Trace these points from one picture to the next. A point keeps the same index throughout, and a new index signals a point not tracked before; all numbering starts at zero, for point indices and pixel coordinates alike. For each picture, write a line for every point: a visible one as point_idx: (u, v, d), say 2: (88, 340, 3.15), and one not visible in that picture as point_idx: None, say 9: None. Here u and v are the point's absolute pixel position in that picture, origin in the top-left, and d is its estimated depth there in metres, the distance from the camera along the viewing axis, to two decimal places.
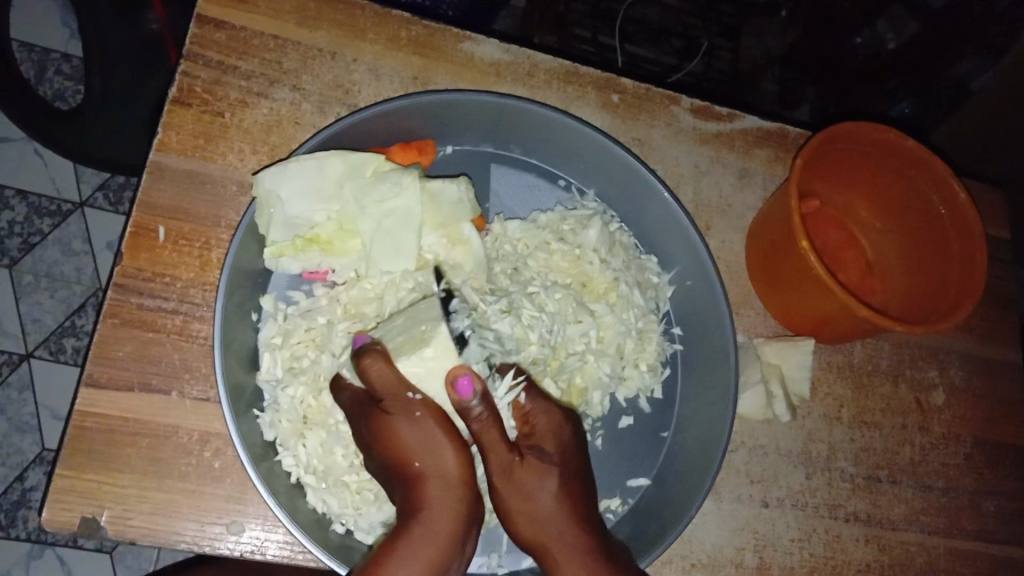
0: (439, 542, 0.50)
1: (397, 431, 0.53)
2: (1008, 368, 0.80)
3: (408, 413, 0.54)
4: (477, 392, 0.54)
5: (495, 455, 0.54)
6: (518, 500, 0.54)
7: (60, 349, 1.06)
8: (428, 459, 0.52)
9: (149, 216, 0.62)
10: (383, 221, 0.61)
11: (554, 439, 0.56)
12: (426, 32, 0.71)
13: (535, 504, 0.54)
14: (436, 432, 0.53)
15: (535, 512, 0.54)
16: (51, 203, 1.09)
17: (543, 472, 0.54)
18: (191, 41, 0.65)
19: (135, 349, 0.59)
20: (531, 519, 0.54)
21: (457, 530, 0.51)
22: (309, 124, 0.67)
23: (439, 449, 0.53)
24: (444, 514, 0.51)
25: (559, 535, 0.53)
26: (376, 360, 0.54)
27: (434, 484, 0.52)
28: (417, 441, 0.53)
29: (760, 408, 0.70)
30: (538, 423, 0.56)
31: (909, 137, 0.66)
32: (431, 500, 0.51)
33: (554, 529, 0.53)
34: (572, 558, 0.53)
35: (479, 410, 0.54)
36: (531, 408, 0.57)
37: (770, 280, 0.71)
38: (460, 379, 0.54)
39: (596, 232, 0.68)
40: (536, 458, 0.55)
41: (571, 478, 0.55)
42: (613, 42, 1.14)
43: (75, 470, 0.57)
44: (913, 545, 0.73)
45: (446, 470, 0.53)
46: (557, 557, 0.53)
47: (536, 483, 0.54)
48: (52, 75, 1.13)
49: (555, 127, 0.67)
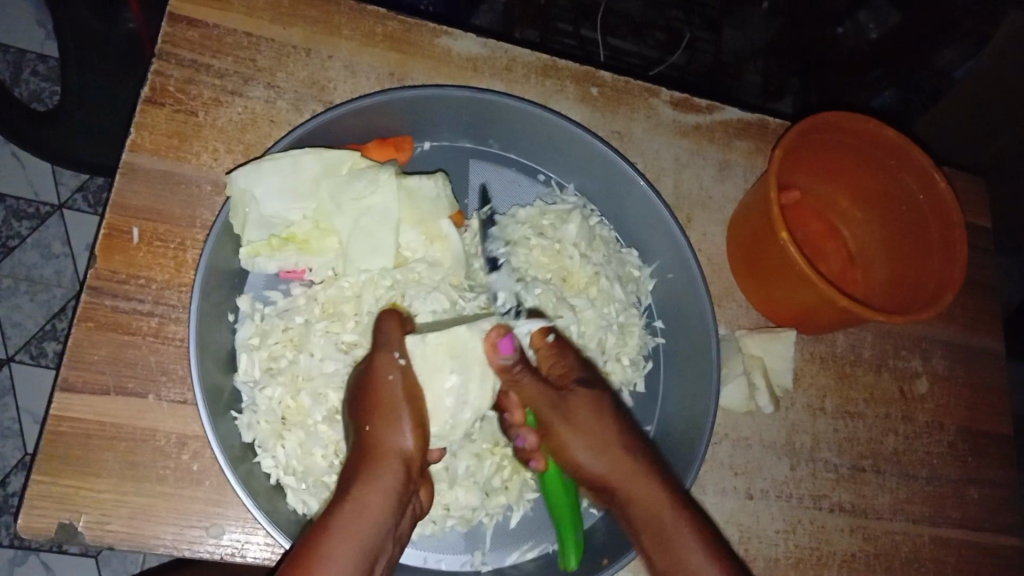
0: (367, 515, 0.50)
1: (369, 395, 0.54)
2: (989, 356, 0.80)
3: (384, 376, 0.54)
4: (516, 349, 0.57)
5: (543, 397, 0.58)
6: (583, 430, 0.56)
7: (40, 353, 1.05)
8: (380, 427, 0.53)
9: (123, 218, 0.61)
10: (360, 219, 0.61)
11: (588, 372, 0.60)
12: (402, 27, 0.71)
13: (600, 429, 0.57)
14: (403, 404, 0.54)
15: (602, 438, 0.56)
16: (28, 206, 1.08)
17: (597, 400, 0.58)
18: (164, 39, 0.64)
19: (111, 353, 0.59)
20: (599, 446, 0.56)
21: (388, 507, 0.51)
22: (285, 122, 0.66)
23: (392, 421, 0.53)
24: (379, 489, 0.51)
25: (628, 454, 0.56)
26: (390, 322, 0.56)
27: (378, 455, 0.52)
28: (382, 409, 0.53)
29: (742, 400, 0.70)
30: (570, 359, 0.60)
31: (887, 126, 0.66)
32: (369, 473, 0.51)
33: (620, 450, 0.56)
34: (642, 474, 0.56)
35: (518, 368, 0.57)
36: (561, 349, 0.60)
37: (752, 272, 0.71)
38: (501, 340, 0.57)
39: (575, 226, 0.68)
40: (585, 387, 0.58)
41: (616, 405, 0.59)
42: (595, 35, 1.13)
43: (52, 475, 0.56)
44: (898, 534, 0.73)
45: (395, 443, 0.52)
46: (628, 479, 0.56)
47: (593, 409, 0.57)
48: (29, 76, 1.12)
49: (534, 122, 0.66)
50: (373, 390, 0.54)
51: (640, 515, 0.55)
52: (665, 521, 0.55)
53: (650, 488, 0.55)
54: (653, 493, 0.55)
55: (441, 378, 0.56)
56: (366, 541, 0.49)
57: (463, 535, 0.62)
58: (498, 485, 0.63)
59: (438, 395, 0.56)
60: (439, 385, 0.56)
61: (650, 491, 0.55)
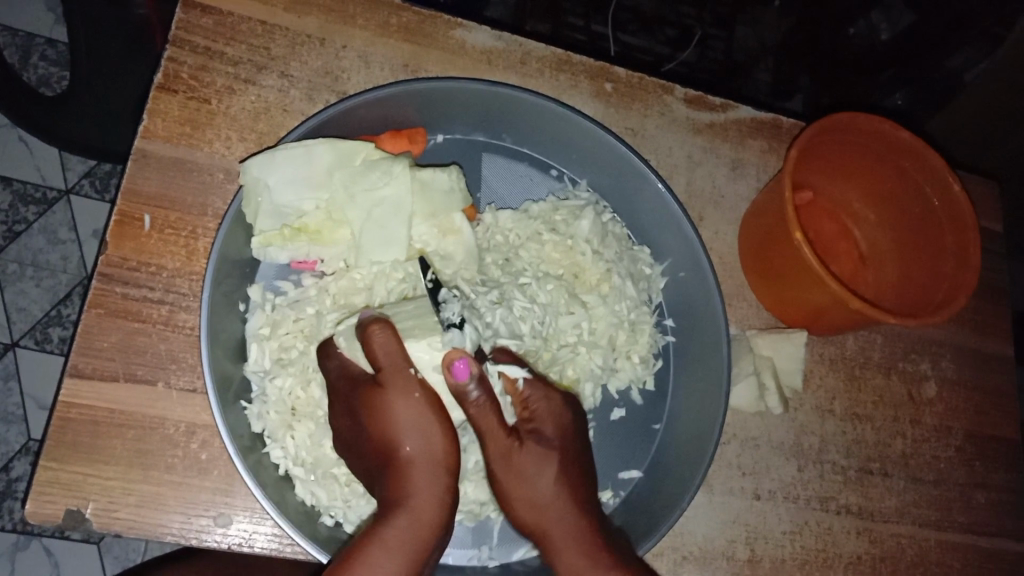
0: (421, 532, 0.50)
1: (390, 415, 0.52)
2: (998, 360, 0.80)
3: (407, 394, 0.53)
4: (473, 376, 0.54)
5: (490, 441, 0.54)
6: (514, 488, 0.54)
7: (46, 338, 1.05)
8: (419, 443, 0.52)
9: (135, 204, 0.61)
10: (373, 211, 0.60)
11: (551, 425, 0.56)
12: (417, 18, 0.70)
13: (536, 489, 0.54)
14: (431, 419, 0.53)
15: (536, 498, 0.54)
16: (36, 190, 1.08)
17: (546, 459, 0.54)
18: (177, 26, 0.64)
19: (121, 340, 0.58)
20: (530, 506, 0.54)
21: (440, 520, 0.51)
22: (298, 112, 0.66)
23: (428, 434, 0.52)
24: (427, 504, 0.51)
25: (558, 520, 0.54)
26: (385, 333, 0.53)
27: (421, 471, 0.51)
28: (412, 424, 0.52)
29: (752, 400, 0.69)
30: (537, 410, 0.56)
31: (904, 129, 0.66)
32: (414, 489, 0.51)
33: (549, 514, 0.54)
34: (568, 542, 0.53)
35: (474, 393, 0.54)
36: (530, 397, 0.57)
37: (764, 271, 0.70)
38: (457, 363, 0.54)
39: (588, 222, 0.68)
40: (535, 445, 0.54)
41: (568, 466, 0.55)
42: (606, 30, 1.12)
43: (60, 462, 0.56)
44: (904, 537, 0.73)
45: (434, 457, 0.52)
46: (558, 543, 0.54)
47: (535, 470, 0.54)
48: (37, 61, 1.11)
49: (548, 116, 0.66)
50: (393, 410, 0.52)
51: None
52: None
53: (574, 561, 0.53)
54: (574, 564, 0.53)
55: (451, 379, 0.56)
56: (422, 553, 0.49)
57: (470, 529, 0.62)
58: None
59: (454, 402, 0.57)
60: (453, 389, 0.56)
61: (573, 562, 0.53)
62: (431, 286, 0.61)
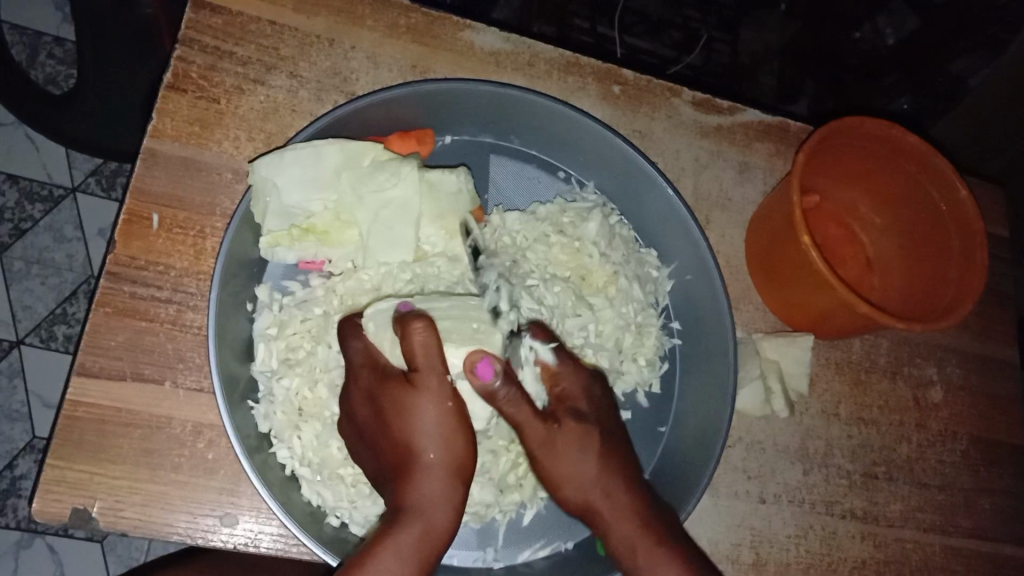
0: (432, 539, 0.50)
1: (419, 422, 0.51)
2: (1005, 366, 0.80)
3: (440, 402, 0.52)
4: (499, 373, 0.52)
5: (532, 430, 0.54)
6: (565, 468, 0.55)
7: (50, 336, 1.05)
8: (441, 452, 0.51)
9: (143, 204, 0.61)
10: (381, 212, 0.61)
11: (583, 402, 0.57)
12: (425, 19, 0.70)
13: (582, 464, 0.55)
14: (456, 428, 0.52)
15: (580, 476, 0.55)
16: (42, 189, 1.08)
17: (587, 434, 0.56)
18: (187, 26, 0.64)
19: (128, 339, 0.58)
20: (579, 482, 0.55)
21: (450, 528, 0.51)
22: (306, 112, 0.66)
23: (452, 443, 0.52)
24: (441, 513, 0.51)
25: (607, 496, 0.55)
26: (430, 337, 0.51)
27: (439, 479, 0.51)
28: (436, 432, 0.51)
29: (758, 403, 0.70)
30: (564, 389, 0.57)
31: (912, 133, 0.66)
32: (430, 496, 0.51)
33: (598, 488, 0.55)
34: (620, 512, 0.55)
35: (503, 390, 0.52)
36: (560, 371, 0.58)
37: (771, 274, 0.70)
38: (479, 364, 0.52)
39: (595, 224, 0.68)
40: (576, 420, 0.56)
41: (608, 439, 0.57)
42: (612, 33, 1.11)
43: (67, 460, 0.56)
44: (909, 542, 0.73)
45: (453, 467, 0.52)
46: (610, 517, 0.55)
47: (577, 446, 0.55)
48: (45, 59, 1.11)
49: (556, 118, 0.66)
50: (423, 415, 0.51)
51: (618, 550, 0.55)
52: (640, 560, 0.54)
53: (629, 530, 0.55)
54: (628, 534, 0.55)
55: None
56: (428, 560, 0.50)
57: (476, 531, 0.62)
58: (513, 482, 0.62)
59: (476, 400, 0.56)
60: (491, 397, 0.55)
61: (628, 531, 0.55)
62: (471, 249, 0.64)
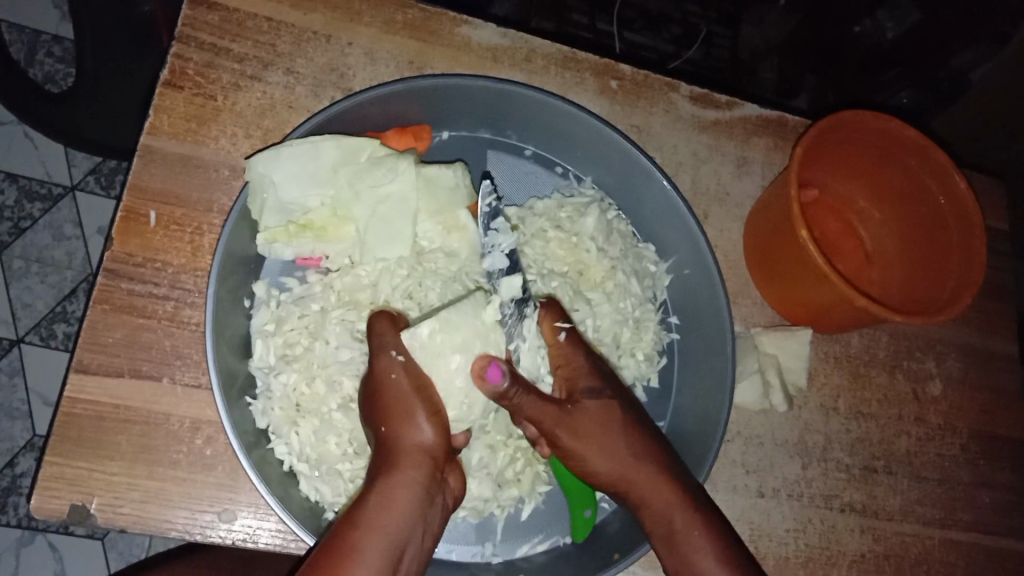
0: (393, 512, 0.51)
1: (375, 397, 0.54)
2: (1004, 360, 0.80)
3: (385, 377, 0.53)
4: (506, 376, 0.53)
5: (547, 415, 0.56)
6: (591, 445, 0.57)
7: (50, 334, 1.05)
8: (395, 425, 0.53)
9: (140, 201, 0.61)
10: (378, 208, 0.61)
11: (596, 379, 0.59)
12: (422, 15, 0.70)
13: (609, 441, 0.57)
14: (414, 402, 0.53)
15: (609, 450, 0.57)
16: (41, 187, 1.08)
17: (607, 410, 0.58)
18: (183, 22, 0.64)
19: (126, 335, 0.58)
20: (607, 456, 0.57)
21: (415, 502, 0.51)
22: (303, 108, 0.66)
23: (406, 418, 0.53)
24: (402, 486, 0.52)
25: (640, 466, 0.57)
26: (382, 326, 0.56)
27: (397, 453, 0.53)
28: (391, 408, 0.53)
29: (757, 398, 0.69)
30: (579, 362, 0.59)
31: (911, 126, 0.65)
32: (390, 471, 0.52)
33: (631, 461, 0.57)
34: (655, 483, 0.57)
35: (512, 390, 0.54)
36: (570, 348, 0.59)
37: (770, 268, 0.70)
38: (488, 370, 0.54)
39: (593, 219, 0.68)
40: (593, 398, 0.58)
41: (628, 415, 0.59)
42: (611, 28, 1.11)
43: (65, 457, 0.56)
44: (909, 536, 0.73)
45: (412, 441, 0.53)
46: (645, 487, 0.57)
47: (601, 423, 0.57)
48: (44, 57, 1.11)
49: (551, 112, 0.66)
50: (375, 390, 0.54)
51: (655, 520, 0.57)
52: (677, 526, 0.56)
53: (665, 497, 0.57)
54: (666, 499, 0.57)
55: (445, 361, 0.55)
56: (394, 534, 0.50)
57: (474, 526, 0.62)
58: (511, 476, 0.63)
59: (447, 378, 0.55)
60: (444, 368, 0.55)
61: (662, 499, 0.57)
62: (490, 210, 0.64)
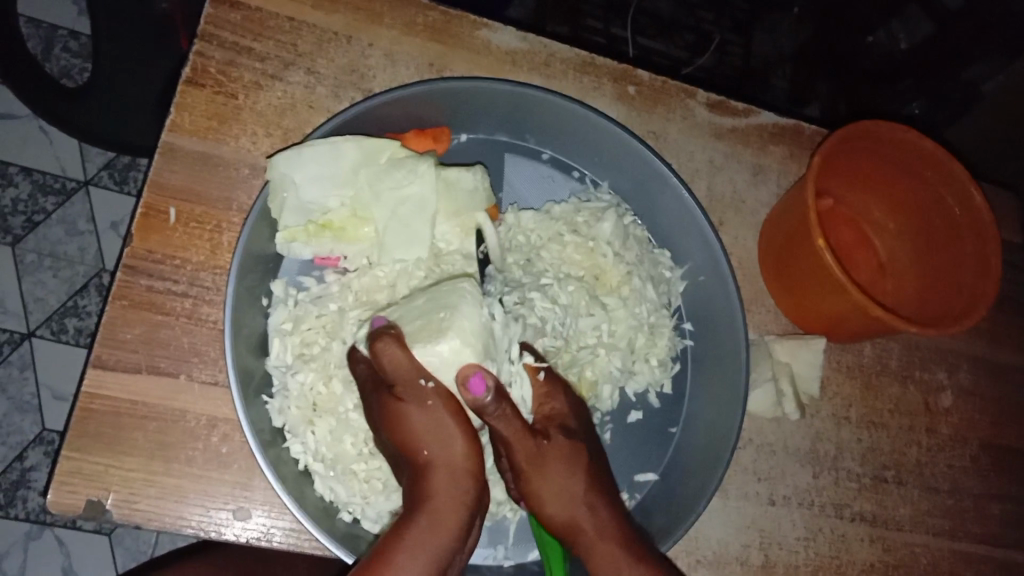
0: (442, 535, 0.50)
1: (410, 421, 0.52)
2: (1015, 372, 0.80)
3: (421, 403, 0.53)
4: (491, 388, 0.52)
5: (521, 444, 0.54)
6: (552, 483, 0.55)
7: (62, 328, 1.05)
8: (437, 449, 0.52)
9: (160, 198, 0.61)
10: (397, 208, 0.61)
11: (573, 421, 0.58)
12: (443, 17, 0.70)
13: (567, 484, 0.55)
14: (449, 424, 0.53)
15: (567, 494, 0.55)
16: (54, 181, 1.08)
17: (574, 452, 0.56)
18: (206, 20, 0.64)
19: (145, 332, 0.59)
20: (563, 500, 0.55)
21: (460, 523, 0.51)
22: (323, 109, 0.66)
23: (447, 441, 0.52)
24: (448, 509, 0.51)
25: (592, 514, 0.55)
26: (388, 344, 0.53)
27: (439, 475, 0.52)
28: (427, 430, 0.52)
29: (770, 406, 0.70)
30: (559, 402, 0.59)
31: (927, 139, 0.66)
32: (432, 494, 0.51)
33: (584, 509, 0.55)
34: (602, 531, 0.55)
35: (492, 406, 0.53)
36: (551, 387, 0.59)
37: (784, 276, 0.70)
38: (472, 378, 0.53)
39: (610, 224, 0.68)
40: (564, 436, 0.56)
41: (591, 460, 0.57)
42: (625, 33, 1.11)
43: (83, 452, 0.56)
44: (918, 547, 0.73)
45: (453, 463, 0.52)
46: (593, 537, 0.55)
47: (565, 463, 0.55)
48: (59, 53, 1.12)
49: (573, 118, 0.66)
50: (413, 415, 0.53)
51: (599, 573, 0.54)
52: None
53: (611, 550, 0.54)
54: (610, 553, 0.54)
55: None
56: (443, 557, 0.50)
57: (486, 529, 0.62)
58: None
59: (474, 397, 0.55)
60: None
61: (609, 553, 0.54)
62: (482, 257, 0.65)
